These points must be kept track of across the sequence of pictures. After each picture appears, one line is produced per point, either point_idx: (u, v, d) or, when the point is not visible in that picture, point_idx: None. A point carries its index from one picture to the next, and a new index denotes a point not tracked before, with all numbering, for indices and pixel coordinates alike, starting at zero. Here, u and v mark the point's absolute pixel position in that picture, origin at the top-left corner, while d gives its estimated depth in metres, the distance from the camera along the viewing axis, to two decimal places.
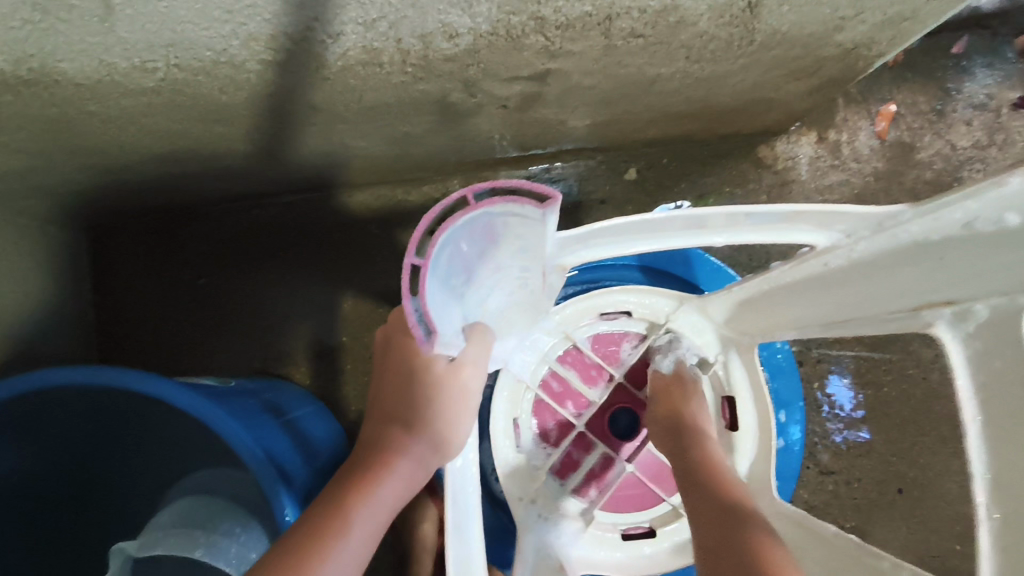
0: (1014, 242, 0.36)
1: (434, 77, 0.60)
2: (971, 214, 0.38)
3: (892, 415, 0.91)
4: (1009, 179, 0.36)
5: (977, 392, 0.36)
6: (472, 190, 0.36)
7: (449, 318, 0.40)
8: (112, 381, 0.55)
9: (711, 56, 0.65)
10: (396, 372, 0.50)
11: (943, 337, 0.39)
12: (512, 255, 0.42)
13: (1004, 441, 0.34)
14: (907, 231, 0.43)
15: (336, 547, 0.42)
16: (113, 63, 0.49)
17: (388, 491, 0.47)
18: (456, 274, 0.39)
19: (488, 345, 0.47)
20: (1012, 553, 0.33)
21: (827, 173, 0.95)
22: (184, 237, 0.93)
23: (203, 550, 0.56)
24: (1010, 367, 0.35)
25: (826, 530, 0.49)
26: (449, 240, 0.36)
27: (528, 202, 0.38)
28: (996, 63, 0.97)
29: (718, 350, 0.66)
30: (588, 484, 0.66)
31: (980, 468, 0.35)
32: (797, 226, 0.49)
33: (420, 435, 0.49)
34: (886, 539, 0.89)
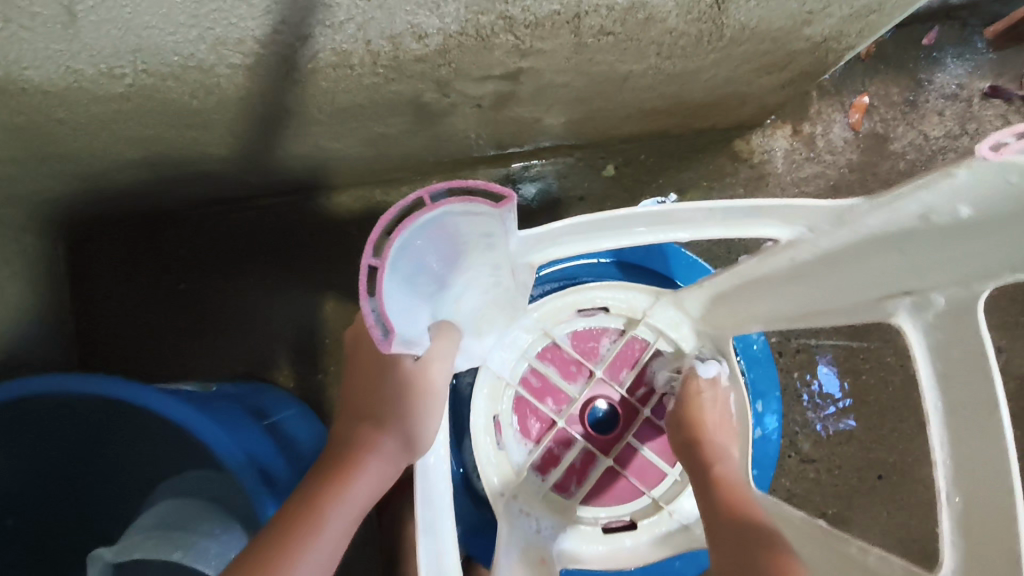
0: (973, 232, 0.38)
1: (406, 78, 0.60)
2: (927, 206, 0.39)
3: (871, 403, 0.92)
4: (954, 171, 0.36)
5: (936, 379, 0.44)
6: (428, 189, 0.35)
7: (409, 320, 0.39)
8: (99, 386, 0.56)
9: (682, 52, 0.65)
10: (366, 370, 0.50)
11: (904, 325, 0.46)
12: (476, 253, 0.42)
13: (958, 426, 0.42)
14: (867, 224, 0.44)
15: (309, 546, 0.43)
16: (79, 70, 0.49)
17: (361, 488, 0.47)
18: (418, 274, 0.38)
19: (454, 344, 0.47)
20: (970, 530, 0.41)
21: (802, 166, 0.96)
22: (163, 241, 0.93)
23: (182, 552, 0.59)
24: (964, 356, 0.42)
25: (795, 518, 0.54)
26: (409, 241, 0.35)
27: (484, 202, 0.37)
28: (966, 54, 0.99)
29: (695, 344, 0.66)
30: (569, 479, 0.67)
31: (941, 455, 0.43)
32: (762, 223, 0.49)
33: (391, 432, 0.49)
34: (867, 525, 0.90)
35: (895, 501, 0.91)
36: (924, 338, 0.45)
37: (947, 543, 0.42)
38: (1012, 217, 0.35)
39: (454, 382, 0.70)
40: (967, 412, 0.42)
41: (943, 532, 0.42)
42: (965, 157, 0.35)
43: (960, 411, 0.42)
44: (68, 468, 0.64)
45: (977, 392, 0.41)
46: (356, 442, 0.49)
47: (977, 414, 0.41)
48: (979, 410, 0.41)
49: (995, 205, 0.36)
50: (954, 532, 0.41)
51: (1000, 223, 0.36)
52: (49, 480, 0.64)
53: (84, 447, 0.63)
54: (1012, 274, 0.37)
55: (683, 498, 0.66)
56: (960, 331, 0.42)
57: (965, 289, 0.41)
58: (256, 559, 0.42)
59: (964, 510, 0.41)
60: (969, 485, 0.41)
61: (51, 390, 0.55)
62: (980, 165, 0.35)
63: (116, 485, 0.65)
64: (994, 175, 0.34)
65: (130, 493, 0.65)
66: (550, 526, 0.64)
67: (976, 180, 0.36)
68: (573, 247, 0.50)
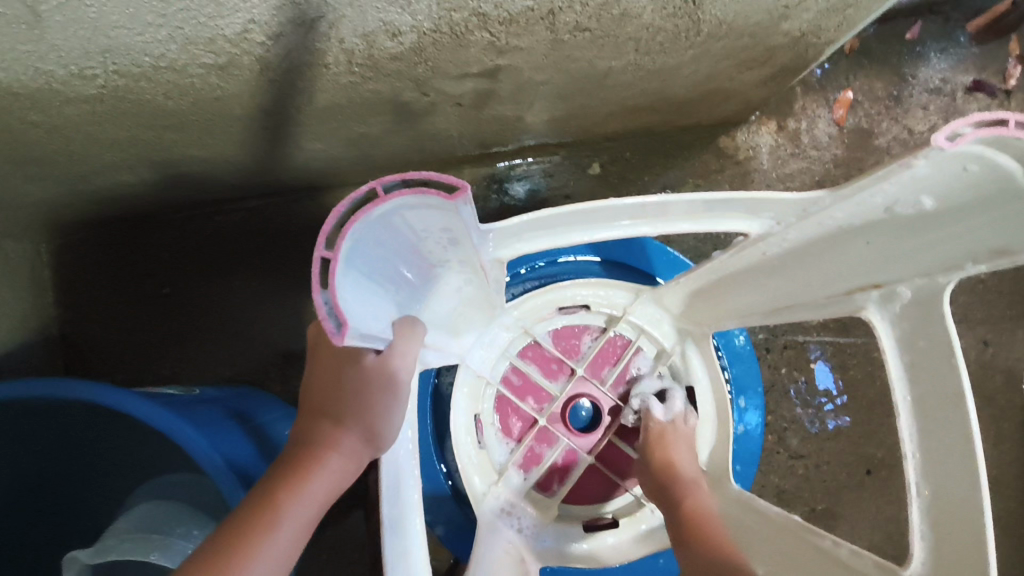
0: (939, 220, 0.41)
1: (384, 77, 0.60)
2: (893, 199, 0.41)
3: (859, 398, 0.92)
4: (913, 162, 0.38)
5: (907, 373, 0.46)
6: (380, 181, 0.35)
7: (361, 313, 0.38)
8: (56, 391, 0.54)
9: (660, 48, 0.65)
10: (326, 367, 0.48)
11: (875, 318, 0.48)
12: (432, 239, 0.42)
13: (928, 417, 0.45)
14: (833, 219, 0.45)
15: (262, 548, 0.43)
16: (48, 71, 0.49)
17: (318, 488, 0.46)
18: (370, 264, 0.38)
19: (417, 336, 0.47)
20: (935, 519, 0.43)
21: (787, 162, 0.96)
22: (147, 244, 0.92)
23: (158, 553, 0.58)
24: (932, 347, 0.45)
25: (767, 509, 0.54)
26: (360, 234, 0.36)
27: (437, 195, 0.37)
28: (949, 48, 0.99)
29: (675, 340, 0.67)
30: (551, 479, 0.67)
31: (911, 448, 0.45)
32: (730, 214, 0.47)
33: (351, 427, 0.47)
34: (857, 520, 0.90)
35: (884, 496, 0.91)
36: (891, 329, 0.47)
37: (915, 530, 0.44)
38: (977, 206, 0.39)
39: (436, 382, 0.71)
40: (935, 405, 0.44)
41: (913, 522, 0.44)
42: (924, 147, 0.37)
43: (928, 402, 0.45)
44: (46, 476, 0.63)
45: (943, 383, 0.44)
46: (316, 439, 0.47)
47: (943, 405, 0.44)
48: (946, 400, 0.43)
49: (961, 196, 0.39)
50: (925, 521, 0.44)
51: (964, 212, 0.40)
52: (27, 488, 0.63)
53: (59, 454, 0.62)
54: (973, 264, 0.41)
55: None
56: (926, 322, 0.45)
57: (928, 281, 0.44)
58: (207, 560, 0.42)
59: (934, 500, 0.44)
60: (936, 475, 0.44)
61: (11, 399, 0.54)
62: (938, 155, 0.37)
63: (95, 491, 0.65)
64: (953, 164, 0.37)
65: (110, 499, 0.65)
66: (532, 525, 0.64)
67: (937, 171, 0.38)
68: (543, 242, 0.48)
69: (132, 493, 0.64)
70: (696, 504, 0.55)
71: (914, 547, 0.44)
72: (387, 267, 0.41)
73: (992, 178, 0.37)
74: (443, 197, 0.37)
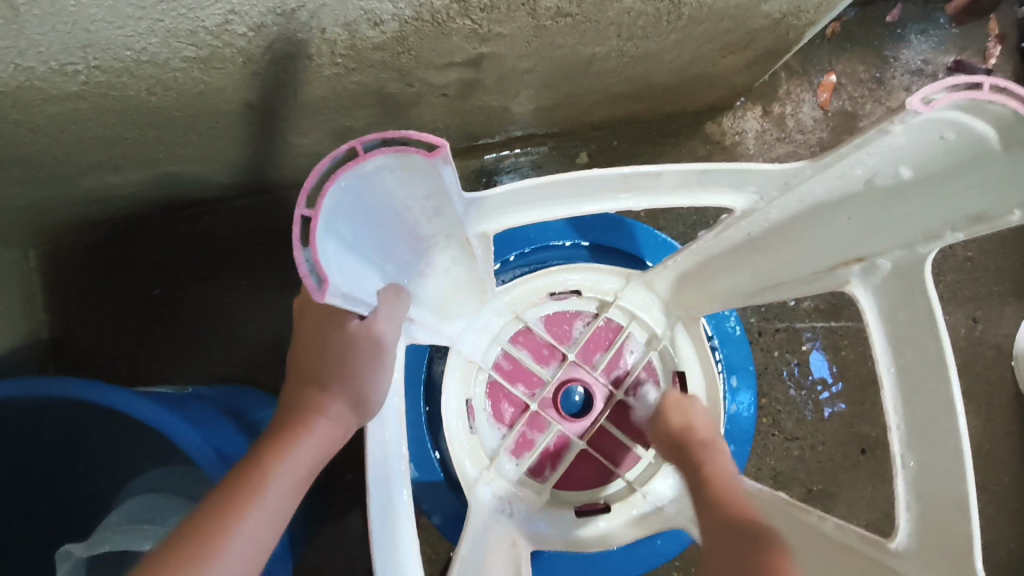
0: (916, 190, 0.42)
1: (368, 68, 0.60)
2: (872, 170, 0.42)
3: (851, 378, 0.93)
4: (890, 128, 0.38)
5: (890, 345, 0.47)
6: (360, 140, 0.35)
7: (343, 274, 0.38)
8: (49, 390, 0.54)
9: (642, 33, 0.66)
10: (311, 336, 0.48)
11: (858, 291, 0.49)
12: (414, 203, 0.42)
13: (909, 388, 0.46)
14: (812, 193, 0.45)
15: (251, 507, 0.43)
16: (29, 67, 0.48)
17: (303, 450, 0.46)
18: (352, 224, 0.38)
19: (402, 306, 0.47)
20: (922, 490, 0.44)
21: (773, 146, 0.97)
22: (135, 248, 0.92)
23: (152, 543, 0.57)
24: (910, 317, 0.45)
25: (750, 487, 0.54)
26: (341, 194, 0.36)
27: (416, 153, 0.36)
28: (929, 30, 1.00)
29: (665, 325, 0.68)
30: (543, 464, 0.67)
31: (896, 422, 0.46)
32: (713, 190, 0.48)
33: (336, 393, 0.47)
34: (853, 499, 0.91)
35: (880, 475, 0.91)
36: (876, 303, 0.48)
37: (902, 500, 0.45)
38: (955, 172, 0.40)
39: (428, 370, 0.72)
40: (915, 373, 0.45)
41: (898, 493, 0.46)
42: (900, 110, 0.37)
43: (912, 370, 0.45)
44: (38, 475, 0.63)
45: (925, 351, 0.44)
46: (300, 405, 0.48)
47: (926, 371, 0.44)
48: (929, 367, 0.44)
49: (937, 163, 0.40)
50: (909, 491, 0.45)
51: (942, 178, 0.40)
52: (21, 488, 0.63)
53: (52, 451, 0.62)
54: (952, 232, 0.42)
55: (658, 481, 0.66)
56: (907, 291, 0.46)
57: (909, 252, 0.45)
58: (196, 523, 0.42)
59: (918, 471, 0.45)
60: (919, 448, 0.45)
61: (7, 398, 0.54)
62: (913, 119, 0.37)
63: (89, 489, 0.65)
64: (931, 131, 0.38)
65: (104, 496, 0.65)
66: (525, 510, 0.64)
67: (915, 139, 0.39)
68: (525, 219, 0.49)
69: (123, 492, 0.64)
70: (718, 469, 0.54)
71: (900, 518, 0.45)
72: (370, 232, 0.41)
73: (969, 143, 0.38)
74: (422, 156, 0.36)
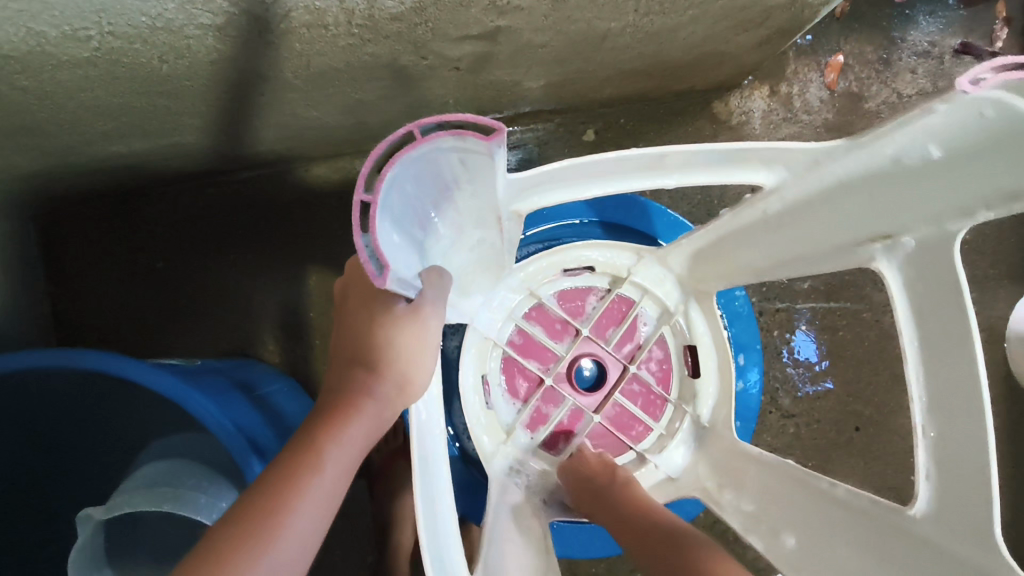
0: (943, 171, 0.41)
1: (383, 39, 0.59)
2: (901, 148, 0.42)
3: (848, 357, 0.94)
4: (936, 107, 0.39)
5: (913, 314, 0.46)
6: (418, 123, 0.36)
7: (401, 259, 0.40)
8: (67, 360, 0.54)
9: (659, 9, 0.65)
10: (355, 320, 0.49)
11: (884, 269, 0.48)
12: (467, 192, 0.43)
13: (934, 358, 0.44)
14: (831, 173, 0.47)
15: (309, 488, 0.44)
16: (41, 31, 0.48)
17: (357, 431, 0.47)
18: (406, 210, 0.39)
19: (445, 288, 0.48)
20: (941, 461, 0.43)
21: (780, 126, 0.97)
22: (137, 219, 0.91)
23: (172, 504, 0.59)
24: (929, 291, 0.44)
25: (752, 450, 0.58)
26: (398, 176, 0.36)
27: (473, 136, 0.37)
28: (938, 11, 0.99)
29: (678, 299, 0.68)
30: (557, 437, 0.69)
31: (919, 392, 0.45)
32: (746, 168, 0.48)
33: (383, 375, 0.48)
34: (846, 475, 0.93)
35: (872, 452, 0.94)
36: (903, 279, 0.47)
37: (922, 469, 0.44)
38: (989, 151, 0.38)
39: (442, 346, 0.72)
40: (942, 345, 0.43)
41: (920, 462, 0.44)
42: (947, 91, 0.38)
43: (934, 343, 0.44)
44: (47, 445, 0.63)
45: (951, 326, 0.43)
46: (350, 387, 0.49)
47: (950, 345, 0.43)
48: (953, 341, 0.42)
49: (966, 144, 0.39)
50: (931, 461, 0.44)
51: (973, 160, 0.40)
52: (29, 458, 0.62)
53: (61, 422, 0.62)
54: (985, 211, 0.40)
55: (671, 451, 0.67)
56: (931, 266, 0.44)
57: (937, 229, 0.43)
58: (255, 501, 0.43)
59: (940, 442, 0.43)
60: (942, 416, 0.43)
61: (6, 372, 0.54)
62: (961, 99, 0.38)
63: (100, 458, 0.64)
64: (969, 108, 0.38)
65: (117, 464, 0.65)
66: (541, 484, 0.65)
67: (951, 117, 0.39)
68: (555, 197, 0.50)
69: (134, 460, 0.64)
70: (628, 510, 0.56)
71: (920, 485, 0.44)
72: (419, 219, 0.42)
73: (1007, 121, 0.36)
74: (477, 138, 0.37)
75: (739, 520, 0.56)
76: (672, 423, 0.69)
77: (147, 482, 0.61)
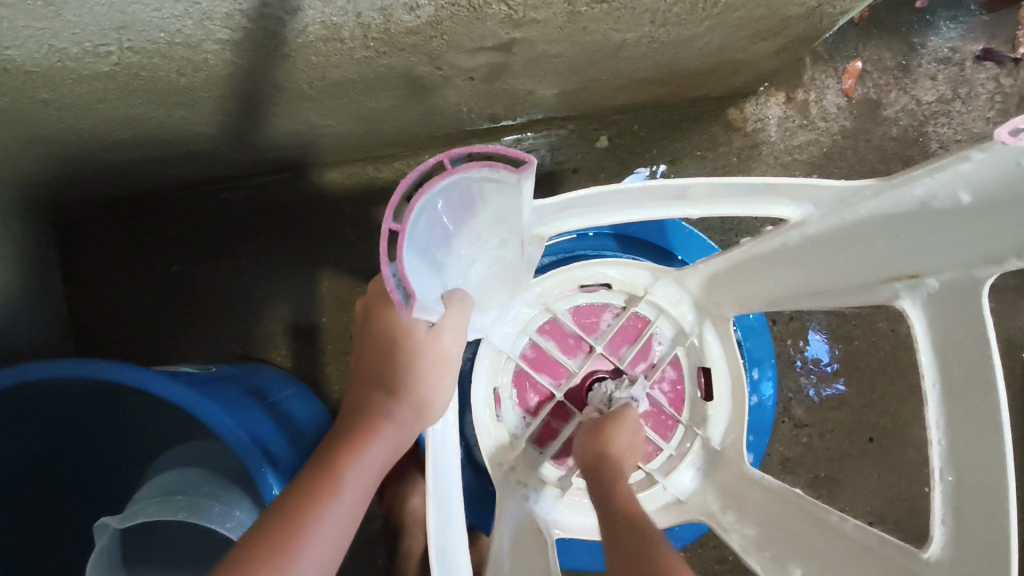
0: (974, 219, 0.41)
1: (398, 51, 0.59)
2: (930, 192, 0.42)
3: (863, 367, 0.93)
4: (972, 154, 0.39)
5: (936, 361, 0.44)
6: (449, 154, 0.38)
7: (428, 287, 0.42)
8: (84, 370, 0.54)
9: (676, 20, 0.65)
10: (378, 342, 0.50)
11: (908, 309, 0.46)
12: (490, 223, 0.45)
13: (958, 403, 0.43)
14: (853, 213, 0.48)
15: (328, 510, 0.44)
16: (62, 48, 0.48)
17: (376, 454, 0.48)
18: (435, 238, 0.42)
19: (465, 316, 0.49)
20: (962, 506, 0.41)
21: (796, 133, 0.96)
22: (154, 223, 0.92)
23: (185, 513, 0.58)
24: (951, 336, 0.43)
25: (751, 475, 0.60)
26: (426, 204, 0.38)
27: (503, 167, 0.40)
28: (959, 16, 0.97)
29: (695, 321, 0.69)
30: (564, 451, 0.69)
31: (937, 436, 0.43)
32: (771, 201, 0.50)
33: (404, 400, 0.49)
34: (859, 486, 0.93)
35: (886, 462, 0.93)
36: (927, 319, 0.45)
37: (937, 513, 0.43)
38: (1017, 203, 0.38)
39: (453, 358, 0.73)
40: (965, 390, 0.42)
41: (935, 504, 0.43)
42: (987, 139, 0.37)
43: (957, 388, 0.43)
44: (67, 450, 0.64)
45: (975, 371, 0.42)
46: (371, 410, 0.50)
47: (974, 391, 0.41)
48: (978, 385, 0.41)
49: (997, 191, 0.39)
50: (947, 505, 0.42)
51: (1002, 210, 0.39)
52: (48, 464, 0.63)
53: (82, 427, 0.63)
54: (1015, 259, 0.39)
55: (679, 472, 0.68)
56: (958, 311, 0.43)
57: (965, 274, 0.42)
58: (274, 522, 0.43)
59: (958, 487, 0.42)
60: (963, 462, 0.42)
61: (15, 383, 0.54)
62: (999, 150, 0.37)
63: (121, 464, 0.66)
64: (1008, 158, 0.37)
65: (136, 469, 0.66)
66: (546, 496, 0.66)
67: (990, 167, 0.39)
68: (581, 221, 0.53)
69: (153, 466, 0.65)
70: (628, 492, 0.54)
71: (934, 528, 0.42)
72: (446, 243, 0.43)
73: None
74: (507, 169, 0.40)
75: (740, 542, 0.56)
76: (682, 444, 0.70)
77: (163, 491, 0.61)
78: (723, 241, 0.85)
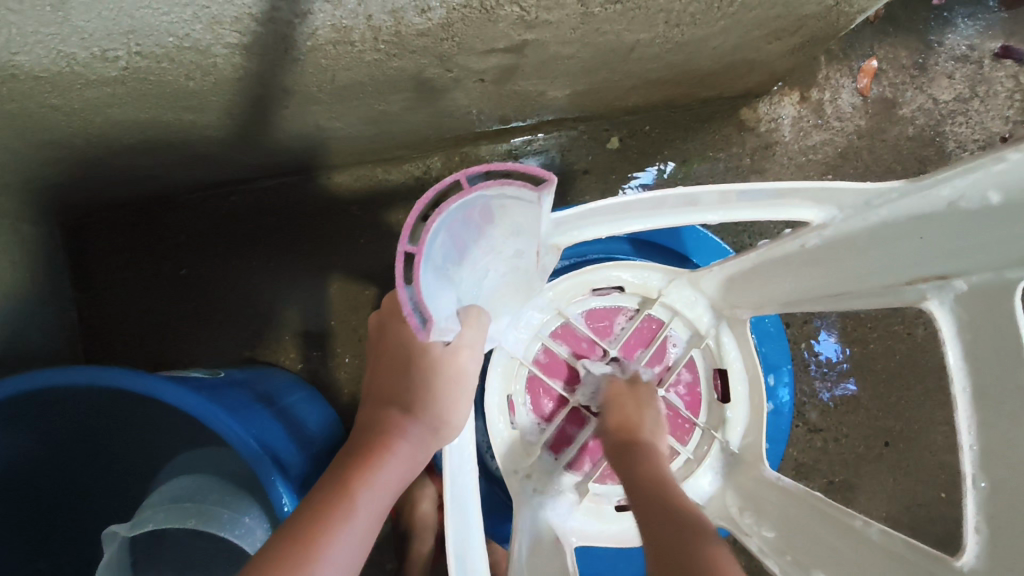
0: (1000, 221, 0.39)
1: (409, 53, 0.58)
2: (959, 192, 0.41)
3: (879, 371, 0.92)
4: (1006, 154, 0.37)
5: (965, 365, 0.41)
6: (465, 172, 0.37)
7: (446, 305, 0.42)
8: (94, 378, 0.54)
9: (691, 20, 0.63)
10: (393, 360, 0.51)
11: (934, 310, 0.44)
12: (505, 235, 0.44)
13: (989, 410, 0.40)
14: (875, 216, 0.47)
15: (344, 525, 0.43)
16: (70, 53, 0.48)
17: (390, 472, 0.48)
18: (450, 255, 0.41)
19: (483, 328, 0.50)
20: (995, 517, 0.39)
21: (810, 133, 0.94)
22: (162, 227, 0.91)
23: (196, 520, 0.58)
24: (979, 338, 0.41)
25: (770, 476, 0.59)
26: (443, 224, 0.38)
27: (522, 184, 0.40)
28: (977, 13, 0.96)
29: (710, 323, 0.68)
30: (581, 458, 0.68)
31: (969, 441, 0.40)
32: (793, 203, 0.49)
33: (419, 418, 0.50)
34: (875, 491, 0.91)
35: (902, 467, 0.91)
36: (954, 322, 0.43)
37: (970, 521, 0.40)
38: None
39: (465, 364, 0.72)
40: (996, 398, 0.39)
41: (967, 513, 0.40)
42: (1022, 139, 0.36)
43: (990, 395, 0.40)
44: (78, 457, 0.64)
45: (1007, 376, 0.38)
46: (386, 427, 0.50)
47: (1008, 398, 0.38)
48: (1016, 393, 0.38)
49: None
50: (980, 514, 0.39)
51: None
52: (60, 470, 0.64)
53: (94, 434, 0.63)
54: None
55: (698, 476, 0.67)
56: (987, 311, 0.40)
57: (996, 275, 0.40)
58: (288, 537, 0.42)
59: (992, 493, 0.39)
60: (993, 466, 0.39)
61: (26, 391, 0.53)
62: None
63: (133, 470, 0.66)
64: None
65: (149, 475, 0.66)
66: (566, 505, 0.65)
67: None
68: (599, 230, 0.52)
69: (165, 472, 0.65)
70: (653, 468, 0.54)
71: (966, 536, 0.39)
72: (461, 259, 0.42)
73: None
74: (526, 187, 0.40)
75: (758, 544, 0.55)
76: (699, 448, 0.69)
77: (171, 498, 0.60)
78: (735, 243, 0.83)
